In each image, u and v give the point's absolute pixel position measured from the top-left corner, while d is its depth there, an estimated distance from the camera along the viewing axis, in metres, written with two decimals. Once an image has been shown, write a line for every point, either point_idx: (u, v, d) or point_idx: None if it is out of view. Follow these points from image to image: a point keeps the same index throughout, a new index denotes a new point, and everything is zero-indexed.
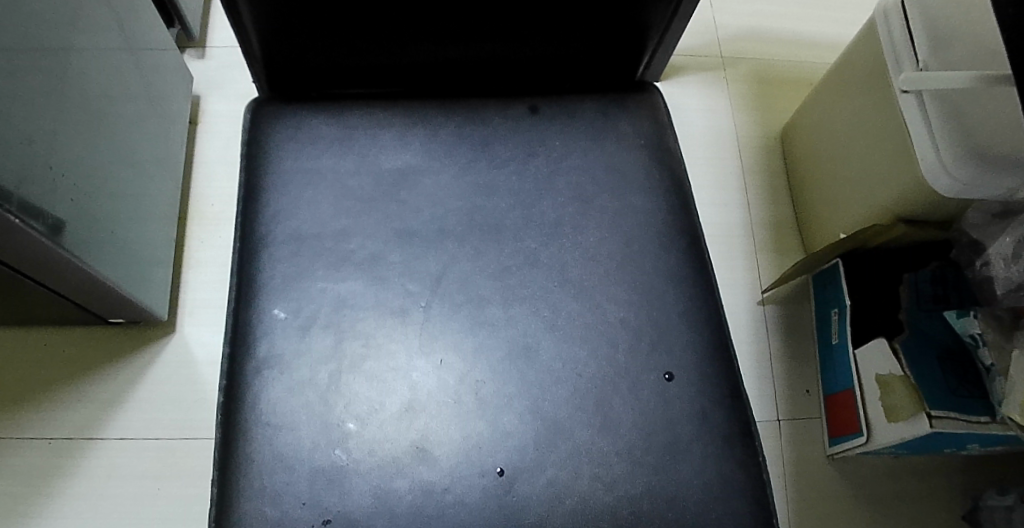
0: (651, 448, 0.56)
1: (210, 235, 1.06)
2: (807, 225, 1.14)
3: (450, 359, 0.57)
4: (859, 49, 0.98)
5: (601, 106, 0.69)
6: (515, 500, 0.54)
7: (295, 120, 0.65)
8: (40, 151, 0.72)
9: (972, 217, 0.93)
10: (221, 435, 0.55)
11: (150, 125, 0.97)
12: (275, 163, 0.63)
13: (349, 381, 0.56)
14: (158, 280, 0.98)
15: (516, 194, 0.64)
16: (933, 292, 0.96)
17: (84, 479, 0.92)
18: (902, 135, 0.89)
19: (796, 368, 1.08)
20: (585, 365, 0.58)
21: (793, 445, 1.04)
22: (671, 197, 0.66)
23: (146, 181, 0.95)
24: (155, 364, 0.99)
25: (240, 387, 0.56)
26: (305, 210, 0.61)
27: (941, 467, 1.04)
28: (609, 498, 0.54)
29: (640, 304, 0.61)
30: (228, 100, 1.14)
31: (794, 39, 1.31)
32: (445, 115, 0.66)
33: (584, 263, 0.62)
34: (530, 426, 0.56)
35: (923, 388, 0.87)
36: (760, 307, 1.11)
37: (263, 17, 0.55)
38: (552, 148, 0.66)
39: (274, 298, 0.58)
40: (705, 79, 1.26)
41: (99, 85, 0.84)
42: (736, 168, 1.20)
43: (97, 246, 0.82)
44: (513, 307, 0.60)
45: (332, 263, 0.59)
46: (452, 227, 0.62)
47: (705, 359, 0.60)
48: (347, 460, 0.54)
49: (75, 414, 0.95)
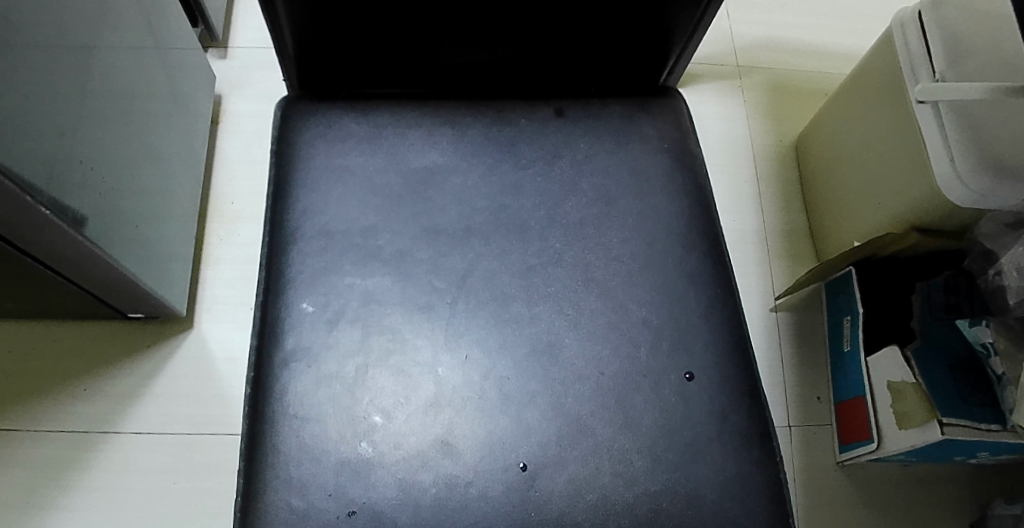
0: (671, 446, 0.57)
1: (228, 232, 1.07)
2: (820, 232, 1.15)
3: (475, 356, 0.58)
4: (875, 58, 1.00)
5: (626, 110, 0.70)
6: (538, 495, 0.54)
7: (326, 118, 0.66)
8: (69, 146, 0.73)
9: (983, 226, 0.92)
10: (249, 426, 0.56)
11: (174, 123, 0.98)
12: (304, 159, 0.64)
13: (375, 374, 0.57)
14: (179, 276, 0.99)
15: (540, 194, 0.65)
16: (946, 301, 0.97)
17: (100, 472, 0.93)
18: (918, 144, 0.90)
19: (808, 375, 1.09)
20: (607, 364, 0.59)
21: (804, 451, 1.04)
22: (693, 200, 0.67)
23: (169, 178, 0.96)
24: (172, 359, 1.00)
25: (268, 380, 0.57)
26: (334, 206, 0.62)
27: (951, 475, 1.04)
28: (630, 494, 0.55)
29: (663, 305, 0.62)
30: (250, 100, 1.16)
31: (809, 49, 1.32)
32: (472, 116, 0.67)
33: (607, 263, 0.62)
34: (552, 422, 0.57)
35: (934, 395, 0.88)
36: (773, 313, 1.12)
37: (297, 16, 0.56)
38: (576, 149, 0.67)
39: (302, 292, 0.59)
40: (720, 87, 1.27)
41: (127, 84, 0.85)
42: (751, 176, 1.21)
43: (120, 240, 0.83)
44: (537, 305, 0.61)
45: (360, 258, 0.60)
46: (478, 225, 0.63)
47: (725, 360, 0.61)
48: (372, 453, 0.54)
49: (91, 408, 0.96)
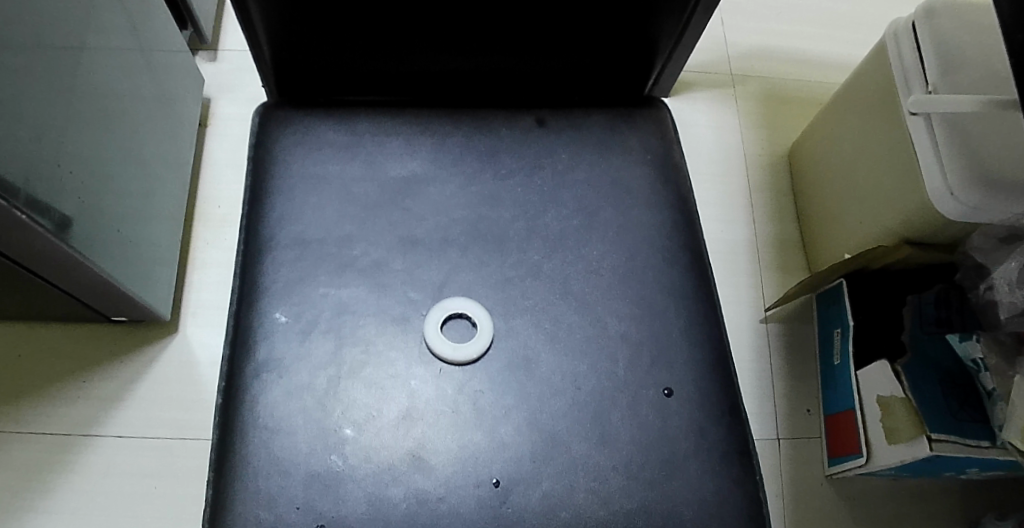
0: (647, 463, 0.56)
1: (214, 236, 1.06)
2: (812, 243, 1.14)
3: (450, 369, 0.58)
4: (869, 70, 0.99)
5: (609, 120, 0.69)
6: (510, 511, 0.53)
7: (303, 125, 0.65)
8: (49, 149, 0.72)
9: (976, 240, 0.92)
10: (218, 437, 0.55)
11: (159, 124, 0.97)
12: (281, 167, 0.63)
13: (348, 386, 0.56)
14: (163, 280, 0.97)
15: (520, 205, 0.64)
16: (938, 315, 0.95)
17: (79, 476, 0.91)
18: (909, 156, 0.89)
19: (797, 387, 1.08)
20: (584, 379, 0.58)
21: (793, 464, 1.03)
22: (675, 212, 0.66)
23: (153, 180, 0.95)
24: (155, 362, 0.98)
25: (238, 391, 0.56)
26: (310, 214, 0.61)
27: (940, 490, 1.03)
28: (604, 512, 0.54)
29: (641, 319, 0.61)
30: (238, 103, 1.15)
31: (803, 58, 1.32)
32: (452, 125, 0.66)
33: (587, 276, 0.62)
34: (527, 437, 0.56)
35: (923, 410, 0.87)
36: (763, 324, 1.11)
37: (273, 20, 0.56)
38: (558, 160, 0.66)
39: (275, 301, 0.58)
40: (714, 95, 1.26)
41: (112, 86, 0.85)
42: (743, 186, 1.20)
43: (101, 243, 0.81)
44: (514, 318, 0.60)
45: (334, 269, 0.60)
46: (456, 236, 0.62)
47: (705, 376, 0.60)
48: (342, 465, 0.54)
49: (74, 411, 0.94)
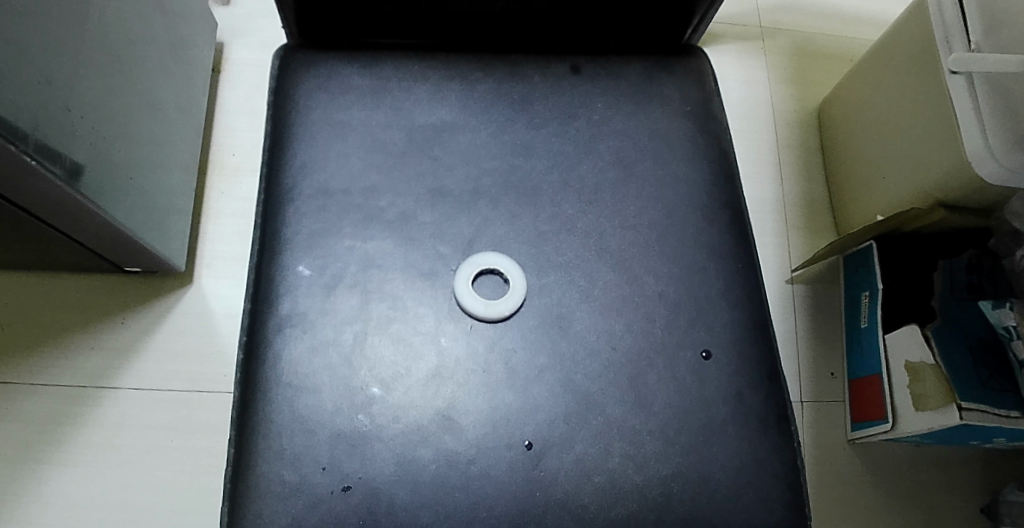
0: (685, 428, 0.54)
1: (229, 186, 1.03)
2: (840, 204, 1.10)
3: (480, 327, 0.55)
4: (907, 24, 0.94)
5: (647, 69, 0.65)
6: (543, 474, 0.52)
7: (326, 68, 0.61)
8: (59, 91, 0.69)
9: (1016, 204, 0.87)
10: (240, 393, 0.53)
11: (172, 69, 0.93)
12: (302, 111, 0.60)
13: (374, 343, 0.54)
14: (178, 230, 0.95)
15: (554, 156, 0.61)
16: (968, 281, 0.92)
17: (95, 427, 0.90)
18: (948, 116, 0.85)
19: (822, 351, 1.05)
20: (620, 339, 0.56)
21: (816, 428, 1.01)
22: (715, 167, 0.63)
23: (166, 126, 0.92)
24: (170, 315, 0.96)
25: (261, 346, 0.54)
26: (334, 163, 0.58)
27: (965, 459, 1.02)
28: (639, 477, 0.52)
29: (680, 278, 0.58)
30: (251, 48, 1.11)
31: (836, 12, 1.26)
32: (483, 71, 0.63)
33: (623, 232, 0.59)
34: (560, 399, 0.54)
35: (954, 378, 0.84)
36: (789, 285, 1.08)
37: None
38: (594, 110, 0.63)
39: (298, 254, 0.56)
40: (743, 48, 1.21)
41: (125, 27, 0.81)
42: (772, 142, 1.16)
43: (113, 190, 0.79)
44: (547, 275, 0.57)
45: (360, 220, 0.57)
46: (486, 188, 0.59)
47: (744, 339, 0.58)
48: (369, 425, 0.52)
49: (88, 363, 0.93)
